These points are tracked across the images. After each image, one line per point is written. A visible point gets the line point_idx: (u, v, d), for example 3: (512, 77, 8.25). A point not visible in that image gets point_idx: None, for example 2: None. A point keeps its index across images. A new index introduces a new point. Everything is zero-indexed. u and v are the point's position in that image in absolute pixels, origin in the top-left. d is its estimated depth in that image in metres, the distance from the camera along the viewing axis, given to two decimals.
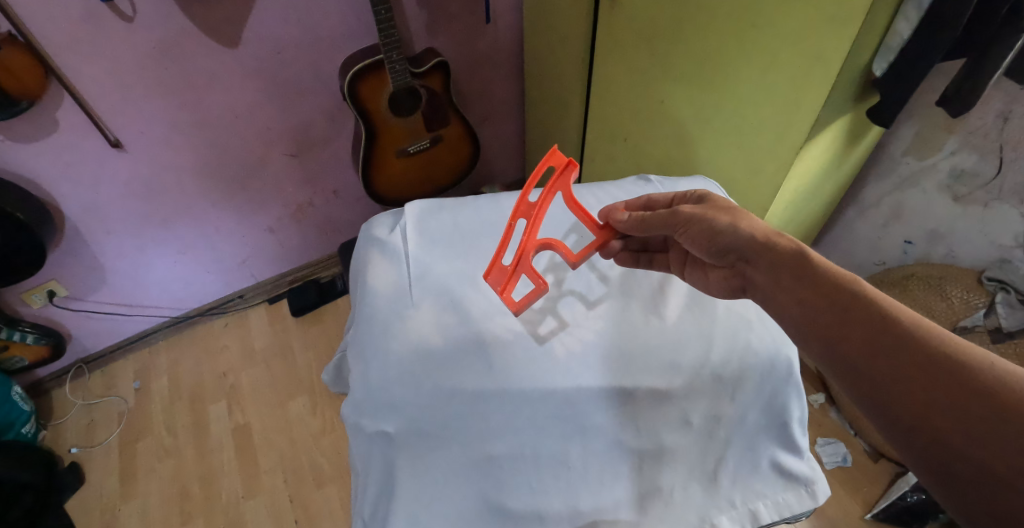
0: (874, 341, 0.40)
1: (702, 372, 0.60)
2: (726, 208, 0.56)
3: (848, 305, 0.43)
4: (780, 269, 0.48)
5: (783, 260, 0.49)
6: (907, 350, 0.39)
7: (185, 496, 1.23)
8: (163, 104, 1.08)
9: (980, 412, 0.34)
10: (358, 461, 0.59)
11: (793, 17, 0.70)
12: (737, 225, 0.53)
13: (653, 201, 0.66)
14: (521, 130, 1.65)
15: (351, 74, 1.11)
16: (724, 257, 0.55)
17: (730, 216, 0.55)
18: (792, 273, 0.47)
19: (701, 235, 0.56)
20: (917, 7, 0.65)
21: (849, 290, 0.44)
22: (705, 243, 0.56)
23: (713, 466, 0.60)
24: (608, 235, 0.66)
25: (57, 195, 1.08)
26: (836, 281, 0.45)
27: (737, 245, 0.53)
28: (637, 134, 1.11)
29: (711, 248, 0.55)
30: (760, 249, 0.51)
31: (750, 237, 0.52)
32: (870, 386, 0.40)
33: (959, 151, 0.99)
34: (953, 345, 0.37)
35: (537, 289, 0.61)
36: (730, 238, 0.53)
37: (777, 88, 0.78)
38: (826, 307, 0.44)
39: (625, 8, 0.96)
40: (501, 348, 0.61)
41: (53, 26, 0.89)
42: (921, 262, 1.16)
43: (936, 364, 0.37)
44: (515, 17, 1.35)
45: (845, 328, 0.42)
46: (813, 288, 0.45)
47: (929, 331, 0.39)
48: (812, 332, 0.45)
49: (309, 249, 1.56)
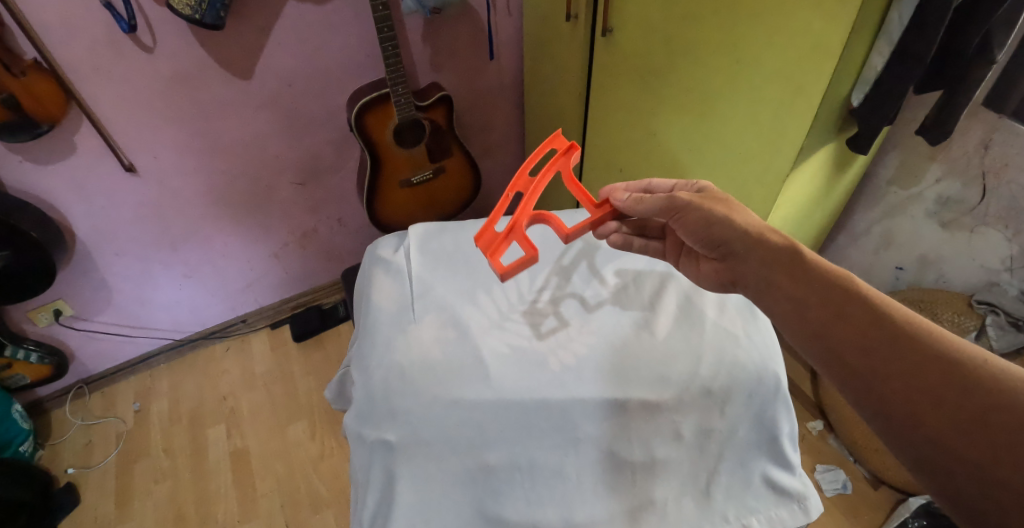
0: (866, 337, 0.41)
1: (691, 386, 0.56)
2: (722, 200, 0.57)
3: (838, 302, 0.44)
4: (771, 266, 0.50)
5: (781, 260, 0.49)
6: (899, 344, 0.39)
7: (179, 519, 1.21)
8: (180, 130, 1.12)
9: (962, 405, 0.34)
10: (359, 471, 0.55)
11: (777, 49, 0.75)
12: (737, 220, 0.54)
13: (653, 187, 0.67)
14: (522, 161, 1.71)
15: (359, 106, 1.17)
16: (715, 249, 0.55)
17: (726, 208, 0.55)
18: (789, 270, 0.48)
19: (696, 225, 0.56)
20: (888, 41, 0.70)
21: (839, 285, 0.45)
22: (699, 233, 0.56)
23: (706, 479, 0.55)
24: (606, 214, 0.65)
25: (72, 214, 1.12)
26: (826, 278, 0.46)
27: (730, 237, 0.53)
28: (632, 165, 1.15)
29: (705, 238, 0.56)
30: (755, 247, 0.51)
31: (745, 232, 0.53)
32: (865, 380, 0.40)
33: (943, 179, 1.04)
34: (942, 340, 0.38)
35: (526, 258, 0.57)
36: (727, 230, 0.54)
37: (766, 119, 0.82)
38: (821, 302, 0.45)
39: (621, 45, 1.02)
40: (495, 358, 0.58)
41: (81, 55, 0.94)
42: (913, 287, 1.19)
43: (924, 359, 0.37)
44: (518, 54, 1.42)
45: (836, 323, 0.43)
46: (805, 287, 0.47)
47: (922, 328, 0.39)
48: (806, 324, 0.45)
49: (312, 275, 1.58)
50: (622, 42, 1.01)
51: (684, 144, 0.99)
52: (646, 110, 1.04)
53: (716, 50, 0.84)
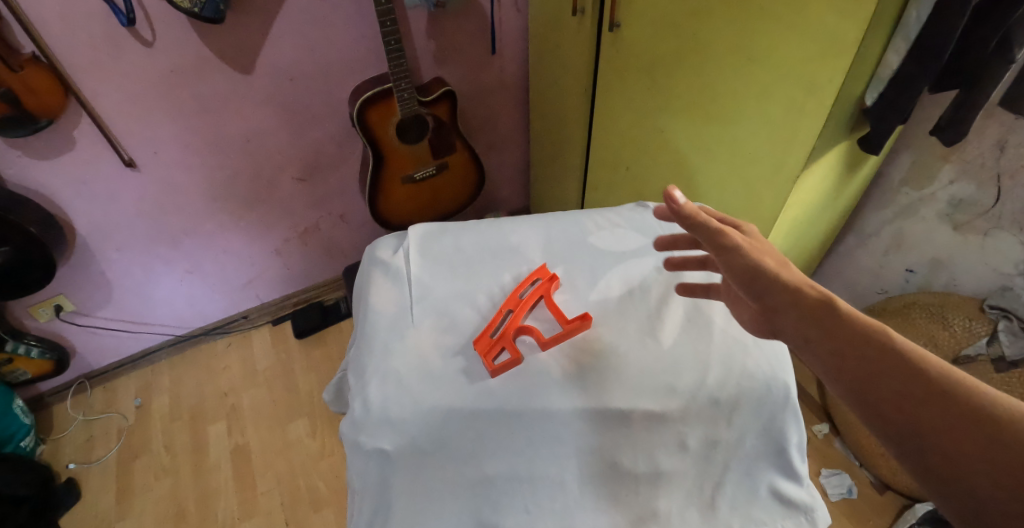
0: (916, 401, 0.34)
1: (699, 396, 0.54)
2: (768, 252, 0.49)
3: (874, 360, 0.37)
4: (805, 323, 0.42)
5: (812, 313, 0.42)
6: (948, 408, 0.33)
7: (180, 516, 1.21)
8: (180, 125, 1.11)
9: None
10: (355, 479, 0.53)
11: (790, 47, 0.73)
12: (781, 271, 0.46)
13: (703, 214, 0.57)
14: (527, 157, 1.69)
15: (362, 100, 1.15)
16: (755, 300, 0.46)
17: (774, 263, 0.47)
18: (821, 325, 0.41)
19: (740, 270, 0.47)
20: (905, 39, 0.68)
21: (872, 337, 0.39)
22: (740, 280, 0.47)
23: (711, 492, 0.54)
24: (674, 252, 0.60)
25: (72, 210, 1.11)
26: (859, 332, 0.40)
27: (773, 288, 0.45)
28: (638, 164, 1.13)
29: (746, 284, 0.47)
30: (788, 298, 0.44)
31: (787, 283, 0.45)
32: (913, 451, 0.34)
33: (956, 181, 1.02)
34: (1000, 406, 0.32)
35: (511, 360, 0.56)
36: (768, 281, 0.45)
37: (777, 118, 0.80)
38: (856, 361, 0.38)
39: (628, 41, 1.00)
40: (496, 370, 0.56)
41: (80, 49, 0.93)
42: (923, 290, 1.17)
43: (983, 431, 0.31)
44: (522, 50, 1.40)
45: (880, 386, 0.36)
46: (838, 343, 0.40)
47: (977, 393, 0.33)
48: (841, 387, 0.39)
49: (314, 271, 1.57)
50: (630, 38, 0.99)
51: (693, 143, 0.97)
52: (653, 107, 1.02)
53: (727, 47, 0.82)
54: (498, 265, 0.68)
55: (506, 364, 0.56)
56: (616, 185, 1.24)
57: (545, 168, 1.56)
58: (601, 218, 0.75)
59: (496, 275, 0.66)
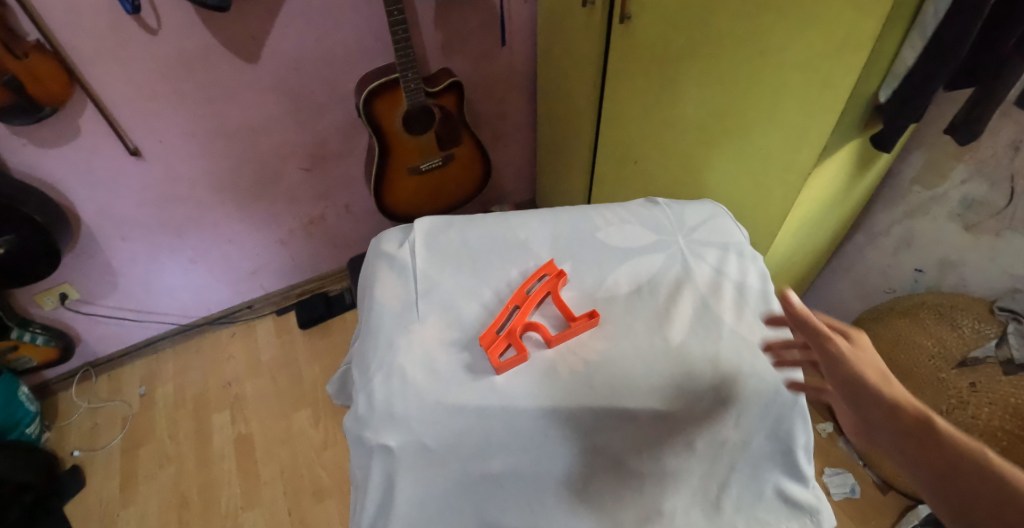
0: None
1: (706, 397, 0.54)
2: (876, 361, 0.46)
3: (994, 506, 0.34)
4: (904, 441, 0.40)
5: (916, 435, 0.39)
6: None
7: (183, 504, 1.22)
8: (185, 114, 1.10)
9: None
10: (358, 473, 0.53)
11: (804, 41, 0.71)
12: (886, 385, 0.43)
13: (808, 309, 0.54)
14: (533, 150, 1.68)
15: (368, 91, 1.13)
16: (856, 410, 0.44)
17: (881, 375, 0.44)
18: (932, 455, 0.38)
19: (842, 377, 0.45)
20: (922, 35, 0.66)
21: (971, 458, 0.37)
22: (842, 388, 0.45)
23: (717, 491, 0.51)
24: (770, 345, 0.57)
25: (77, 198, 1.11)
26: (968, 461, 0.37)
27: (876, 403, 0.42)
28: (647, 158, 1.12)
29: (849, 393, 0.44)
30: (884, 415, 0.41)
31: (893, 399, 0.42)
32: None
33: (969, 180, 1.00)
34: None
35: (517, 358, 0.55)
36: (870, 394, 0.43)
37: (789, 114, 0.79)
38: (970, 498, 0.35)
39: (639, 33, 0.99)
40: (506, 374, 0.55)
41: (85, 36, 0.92)
42: (932, 291, 1.16)
43: None
44: (530, 41, 1.39)
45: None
46: (949, 473, 0.37)
47: None
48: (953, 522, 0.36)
49: (318, 262, 1.57)
50: (640, 30, 0.98)
51: (703, 138, 0.96)
52: (663, 101, 1.01)
53: (740, 40, 0.80)
54: (505, 260, 0.67)
55: (513, 361, 0.56)
56: (623, 180, 1.23)
57: (552, 162, 1.55)
58: (608, 213, 0.74)
59: (502, 271, 0.66)
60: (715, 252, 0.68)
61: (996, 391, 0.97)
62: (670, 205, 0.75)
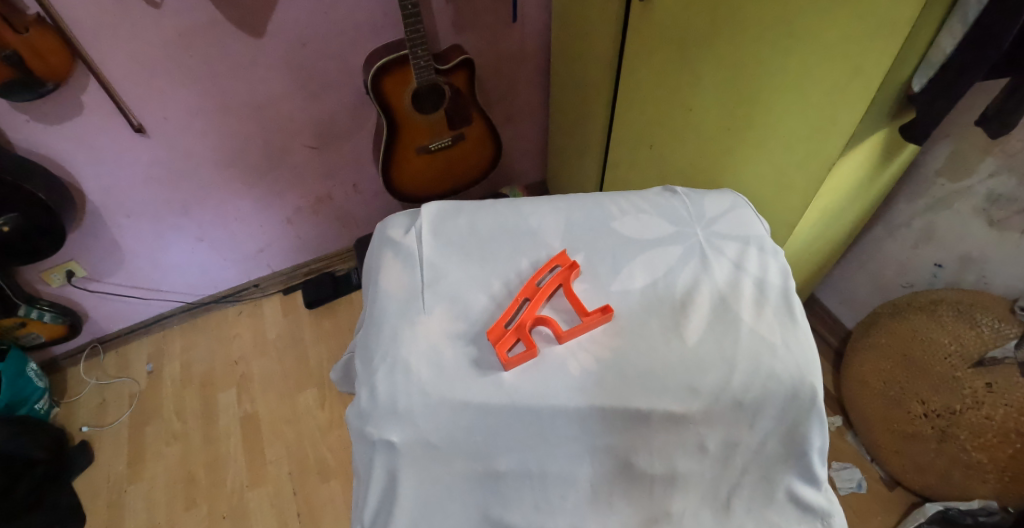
0: None
1: (722, 398, 0.51)
2: None
3: None
4: None
5: None
6: None
7: (190, 481, 1.23)
8: (188, 91, 1.08)
9: None
10: (361, 467, 0.53)
11: (834, 25, 0.67)
12: None
13: None
14: (546, 131, 1.64)
15: (376, 68, 1.10)
16: None
17: None
18: None
19: None
20: (963, 21, 0.61)
21: None
22: None
23: (726, 493, 0.53)
24: None
25: (81, 175, 1.09)
26: None
27: None
28: (664, 143, 1.09)
29: None
30: None
31: None
32: None
33: (997, 174, 0.95)
34: None
35: (527, 354, 0.53)
36: None
37: (815, 101, 0.75)
38: None
39: (659, 12, 0.95)
40: (512, 371, 0.53)
41: (83, 9, 0.89)
42: (950, 286, 1.12)
43: None
44: (543, 18, 1.34)
45: None
46: None
47: None
48: None
49: (325, 241, 1.56)
50: (660, 8, 0.94)
51: (722, 123, 0.92)
52: (683, 84, 0.97)
53: (767, 22, 0.76)
54: (515, 250, 0.65)
55: (522, 357, 0.53)
56: (638, 165, 1.20)
57: (564, 144, 1.52)
58: (624, 201, 0.71)
59: (513, 261, 0.63)
60: (735, 246, 0.65)
61: (1011, 391, 0.91)
62: (689, 194, 0.72)
